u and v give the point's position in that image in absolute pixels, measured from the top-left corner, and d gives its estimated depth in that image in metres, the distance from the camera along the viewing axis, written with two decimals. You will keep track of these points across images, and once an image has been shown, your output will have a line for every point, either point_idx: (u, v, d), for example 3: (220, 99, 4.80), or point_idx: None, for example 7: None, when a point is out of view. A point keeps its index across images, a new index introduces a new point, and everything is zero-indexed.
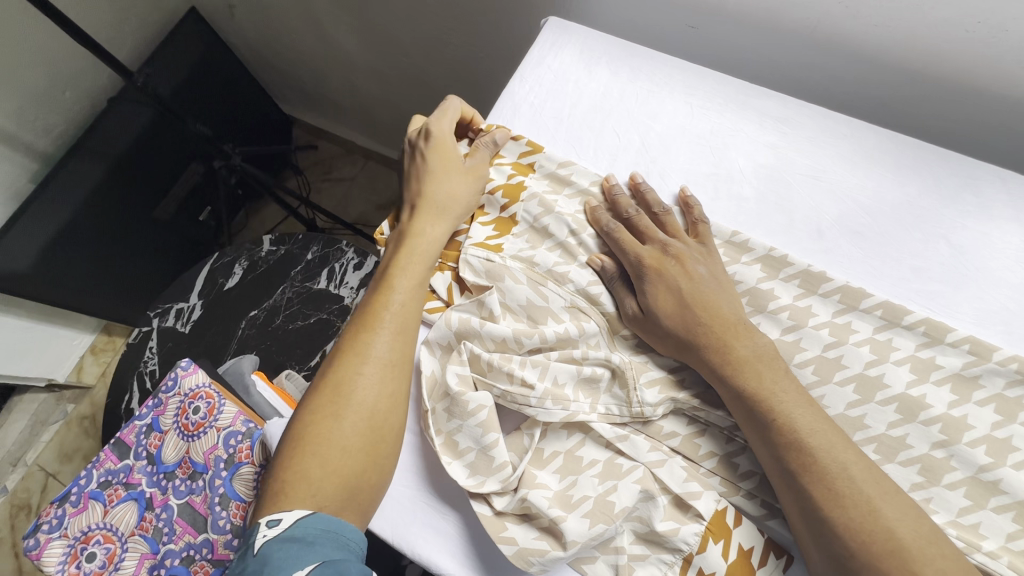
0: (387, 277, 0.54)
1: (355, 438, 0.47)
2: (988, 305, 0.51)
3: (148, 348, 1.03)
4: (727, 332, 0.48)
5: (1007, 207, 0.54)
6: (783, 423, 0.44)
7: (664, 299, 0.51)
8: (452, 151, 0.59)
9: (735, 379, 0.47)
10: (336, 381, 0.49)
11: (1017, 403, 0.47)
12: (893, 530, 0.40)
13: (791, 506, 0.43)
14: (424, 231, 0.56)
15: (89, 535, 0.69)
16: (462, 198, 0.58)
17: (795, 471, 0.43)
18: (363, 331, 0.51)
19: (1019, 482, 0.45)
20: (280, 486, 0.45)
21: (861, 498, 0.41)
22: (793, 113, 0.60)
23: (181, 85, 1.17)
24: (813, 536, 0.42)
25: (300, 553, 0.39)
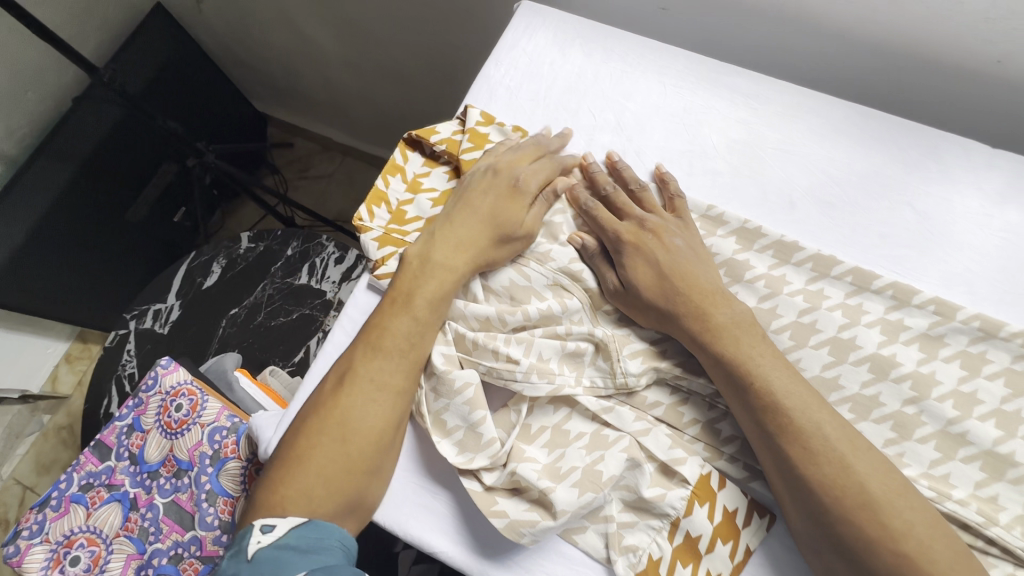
0: (409, 302, 0.51)
1: (360, 461, 0.47)
2: (952, 268, 0.53)
3: (125, 351, 1.01)
4: (705, 301, 0.49)
5: (967, 172, 0.56)
6: (762, 387, 0.45)
7: (641, 272, 0.52)
8: (522, 197, 0.56)
9: (714, 346, 0.48)
10: (346, 402, 0.48)
11: (981, 358, 0.49)
12: (864, 485, 0.41)
13: (770, 467, 0.45)
14: (458, 271, 0.53)
15: (71, 539, 0.67)
16: (502, 251, 0.54)
17: (773, 434, 0.44)
18: (371, 355, 0.50)
19: (984, 432, 0.47)
20: (279, 499, 0.46)
21: (834, 455, 0.43)
22: (762, 90, 0.61)
23: (150, 83, 1.15)
24: (791, 494, 0.44)
25: (295, 560, 0.40)
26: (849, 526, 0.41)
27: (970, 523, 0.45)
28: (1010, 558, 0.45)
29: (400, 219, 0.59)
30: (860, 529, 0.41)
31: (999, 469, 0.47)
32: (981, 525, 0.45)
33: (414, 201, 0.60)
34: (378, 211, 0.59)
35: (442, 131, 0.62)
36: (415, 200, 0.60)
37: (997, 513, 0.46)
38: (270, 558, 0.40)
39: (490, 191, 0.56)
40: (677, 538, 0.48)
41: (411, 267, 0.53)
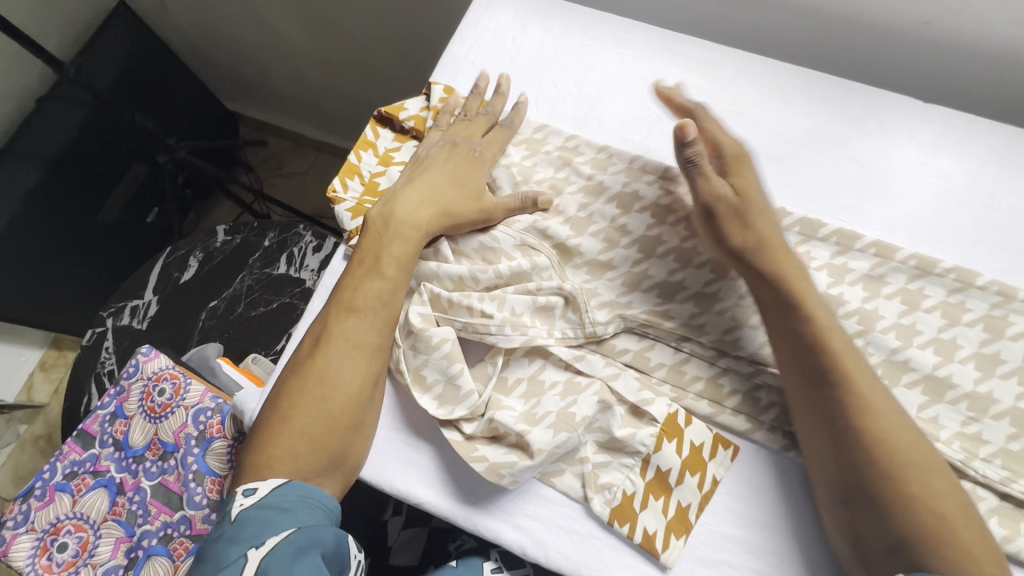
0: (376, 263, 0.54)
1: (340, 416, 0.49)
2: (891, 213, 0.57)
3: (104, 348, 1.01)
4: (784, 247, 0.51)
5: (903, 126, 0.60)
6: (826, 340, 0.46)
7: (755, 203, 0.52)
8: (482, 166, 0.59)
9: (786, 290, 0.48)
10: (322, 363, 0.51)
11: (920, 293, 0.53)
12: (915, 447, 0.43)
13: (818, 420, 0.46)
14: (421, 233, 0.55)
15: (58, 526, 0.68)
16: (464, 212, 0.56)
17: (828, 383, 0.45)
18: (345, 317, 0.53)
19: (924, 359, 0.51)
20: (265, 458, 0.48)
21: (887, 417, 0.44)
22: (714, 57, 0.65)
23: (116, 81, 1.14)
24: (834, 448, 0.45)
25: (277, 518, 0.43)
26: (894, 481, 0.42)
27: None
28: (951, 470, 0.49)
29: (374, 191, 0.61)
30: (903, 491, 0.42)
31: (939, 391, 0.51)
32: None
33: (386, 173, 0.62)
34: (351, 183, 0.61)
35: (411, 108, 0.64)
36: (387, 171, 0.61)
37: (938, 431, 0.50)
38: (253, 519, 0.43)
39: (451, 159, 0.59)
40: (649, 474, 0.51)
41: (374, 230, 0.56)
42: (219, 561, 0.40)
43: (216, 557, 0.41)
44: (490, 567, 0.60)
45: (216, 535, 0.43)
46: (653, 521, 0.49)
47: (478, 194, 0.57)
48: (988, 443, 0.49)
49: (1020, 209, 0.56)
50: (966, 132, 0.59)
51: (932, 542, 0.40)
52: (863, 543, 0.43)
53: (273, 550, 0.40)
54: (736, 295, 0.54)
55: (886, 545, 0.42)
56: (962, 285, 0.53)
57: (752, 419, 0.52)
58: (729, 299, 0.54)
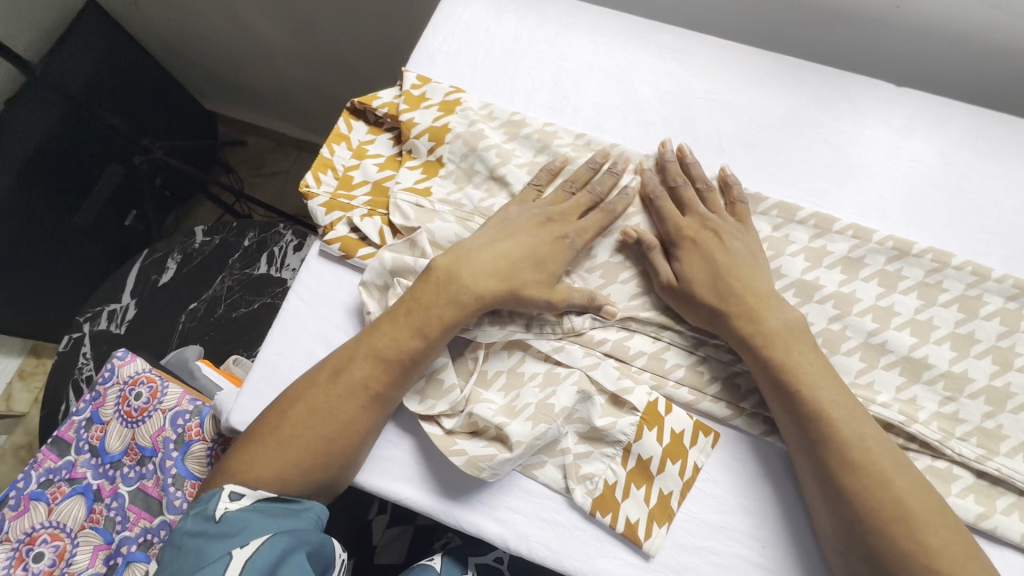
0: (422, 322, 0.50)
1: (336, 453, 0.48)
2: (866, 197, 0.58)
3: (81, 354, 0.99)
4: (757, 303, 0.50)
5: (876, 111, 0.60)
6: (814, 402, 0.46)
7: (698, 268, 0.52)
8: (567, 253, 0.53)
9: (762, 350, 0.49)
10: (338, 405, 0.49)
11: (896, 275, 0.54)
12: (904, 503, 0.43)
13: (806, 471, 0.47)
14: (478, 304, 0.50)
15: (33, 536, 0.66)
16: (527, 291, 0.51)
17: (818, 441, 0.46)
18: (376, 365, 0.50)
19: (901, 340, 0.52)
20: (251, 473, 0.47)
21: (878, 472, 0.44)
22: (688, 44, 0.65)
23: (88, 81, 1.12)
24: (822, 497, 0.46)
25: (261, 524, 0.45)
26: (880, 533, 0.43)
27: (893, 422, 0.50)
28: (929, 451, 0.50)
29: (348, 185, 0.60)
30: (895, 541, 0.42)
31: (916, 372, 0.51)
32: (903, 423, 0.49)
33: (359, 166, 0.61)
34: (324, 177, 0.60)
35: (385, 96, 0.62)
36: (361, 165, 0.61)
37: (916, 412, 0.50)
38: (236, 522, 0.44)
39: (537, 234, 0.53)
40: (630, 463, 0.50)
41: (428, 282, 0.51)
42: (201, 558, 0.42)
43: (197, 556, 0.43)
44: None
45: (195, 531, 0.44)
46: (636, 510, 0.49)
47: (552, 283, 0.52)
48: (965, 422, 0.50)
49: (991, 190, 0.57)
50: (940, 114, 0.60)
51: None
52: None
53: (255, 557, 0.42)
54: None
55: None
56: (938, 266, 0.53)
57: (733, 405, 0.52)
58: None
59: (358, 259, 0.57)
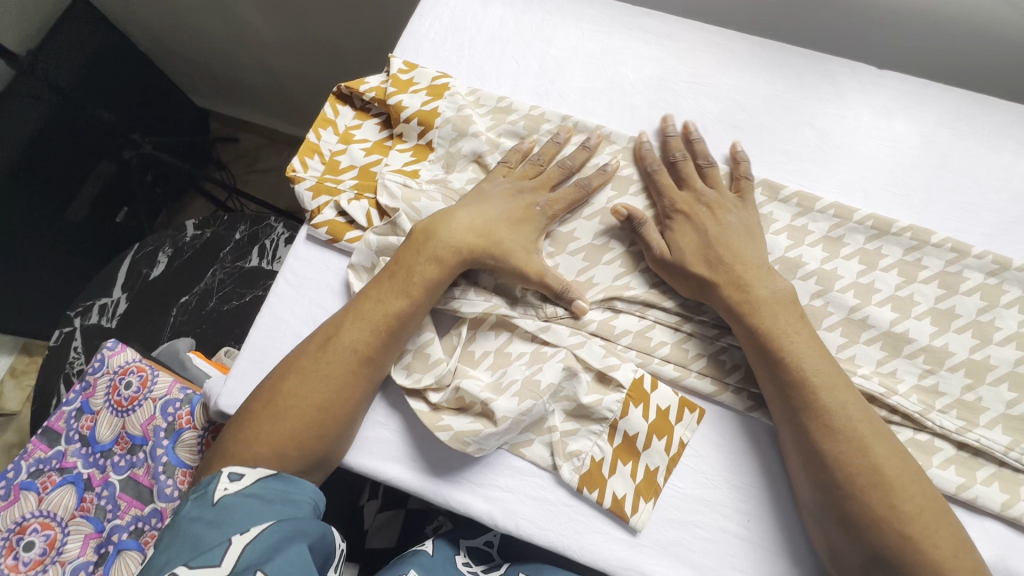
0: (408, 281, 0.51)
1: (334, 421, 0.49)
2: (849, 176, 0.58)
3: (72, 348, 0.99)
4: (745, 273, 0.51)
5: (858, 93, 0.61)
6: (798, 366, 0.47)
7: (690, 241, 0.53)
8: (539, 221, 0.55)
9: (749, 319, 0.49)
10: (329, 370, 0.49)
11: (876, 253, 0.54)
12: (881, 468, 0.43)
13: (787, 437, 0.48)
14: (459, 260, 0.52)
15: (24, 525, 0.66)
16: (509, 247, 0.53)
17: (800, 406, 0.46)
18: (364, 327, 0.50)
19: (882, 316, 0.53)
20: (248, 452, 0.47)
21: (855, 436, 0.44)
22: (673, 29, 0.65)
23: (78, 76, 1.11)
24: (801, 463, 0.46)
25: (261, 508, 0.43)
26: (855, 498, 0.43)
27: (874, 394, 0.50)
28: (910, 423, 0.50)
29: (334, 169, 0.60)
30: (868, 507, 0.43)
31: (896, 347, 0.52)
32: (884, 394, 0.50)
33: (347, 151, 0.61)
34: (312, 162, 0.60)
35: (371, 81, 0.62)
36: (347, 149, 0.61)
37: (896, 384, 0.51)
38: (237, 506, 0.43)
39: (513, 200, 0.55)
40: (616, 439, 0.51)
41: (411, 246, 0.53)
42: (198, 543, 0.40)
43: (192, 542, 0.41)
44: (460, 561, 0.59)
45: (192, 515, 0.42)
46: (622, 486, 0.50)
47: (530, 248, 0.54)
48: (945, 395, 0.51)
49: (971, 169, 0.58)
50: (920, 95, 0.61)
51: (903, 559, 0.41)
52: (839, 553, 0.45)
53: (257, 538, 0.41)
54: None
55: (861, 557, 0.43)
56: (918, 243, 0.54)
57: (719, 382, 0.52)
58: None
59: (346, 243, 0.58)
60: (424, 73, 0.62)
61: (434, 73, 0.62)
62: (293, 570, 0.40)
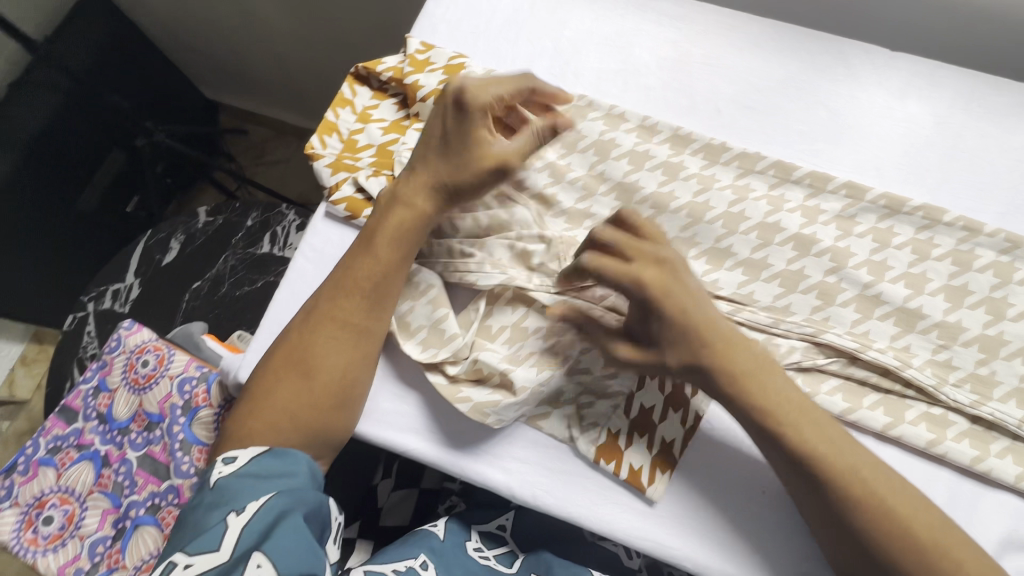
0: (371, 245, 0.53)
1: (323, 392, 0.50)
2: (862, 156, 0.59)
3: (86, 333, 1.00)
4: (726, 349, 0.47)
5: (871, 74, 0.62)
6: (802, 442, 0.45)
7: (674, 327, 0.47)
8: (474, 121, 0.52)
9: (743, 400, 0.46)
10: (313, 340, 0.51)
11: (890, 231, 0.55)
12: (908, 526, 0.42)
13: (804, 504, 0.46)
14: (420, 212, 0.53)
15: (43, 500, 0.67)
16: (457, 173, 0.52)
17: (818, 483, 0.44)
18: (341, 295, 0.52)
19: (896, 292, 0.53)
20: (247, 433, 0.49)
21: (875, 499, 0.43)
22: (686, 11, 0.66)
23: (92, 64, 1.12)
24: (823, 524, 0.45)
25: (255, 485, 0.46)
26: (887, 554, 0.42)
27: (889, 367, 0.51)
28: (924, 398, 0.51)
29: (352, 148, 0.61)
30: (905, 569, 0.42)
31: (910, 323, 0.52)
32: (898, 368, 0.51)
33: (364, 130, 0.62)
34: (330, 140, 0.61)
35: (389, 61, 0.63)
36: (365, 129, 0.62)
37: (910, 359, 0.51)
38: (231, 486, 0.46)
39: (446, 117, 0.53)
40: (633, 413, 0.52)
41: (380, 210, 0.54)
42: (199, 526, 0.44)
43: (196, 525, 0.45)
44: (471, 547, 0.56)
45: (197, 500, 0.46)
46: (639, 457, 0.51)
47: (477, 144, 0.52)
48: (958, 369, 0.51)
49: (983, 149, 0.58)
50: (933, 76, 0.61)
51: None
52: None
53: (250, 520, 0.43)
54: (711, 239, 0.55)
55: None
56: (931, 222, 0.54)
57: None
58: (706, 243, 0.55)
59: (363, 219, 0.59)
60: (441, 53, 0.63)
61: (451, 52, 0.63)
62: (288, 545, 0.42)
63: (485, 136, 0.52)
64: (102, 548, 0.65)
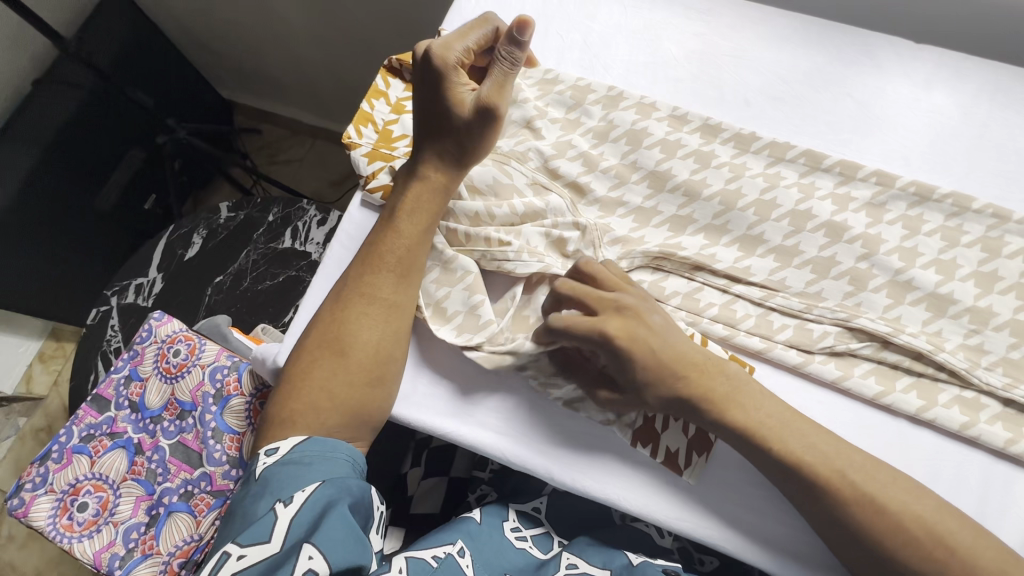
0: (395, 222, 0.54)
1: (360, 368, 0.51)
2: (890, 145, 0.60)
3: (109, 327, 1.01)
4: (699, 377, 0.48)
5: (897, 65, 0.63)
6: (789, 452, 0.46)
7: (647, 369, 0.48)
8: (454, 81, 0.52)
9: (724, 419, 0.47)
10: (343, 318, 0.53)
11: (919, 219, 0.56)
12: (903, 523, 0.43)
13: (810, 511, 0.46)
14: (438, 182, 0.54)
15: (78, 486, 0.68)
16: (460, 132, 0.53)
17: (808, 491, 0.45)
18: (369, 272, 0.54)
19: (927, 278, 0.54)
20: (288, 419, 0.50)
21: (869, 501, 0.43)
22: (713, 5, 0.67)
23: (115, 60, 1.14)
24: (829, 531, 0.45)
25: (301, 473, 0.46)
26: (890, 554, 0.43)
27: (922, 351, 0.51)
28: (956, 381, 0.52)
29: (388, 138, 0.62)
30: (907, 565, 0.42)
31: (941, 308, 0.53)
32: (931, 352, 0.51)
33: (398, 121, 0.63)
34: (366, 130, 0.62)
35: None
36: (400, 120, 0.63)
37: (942, 343, 0.52)
38: (276, 476, 0.46)
39: (422, 82, 0.53)
40: None
41: (398, 188, 0.56)
42: (248, 517, 0.44)
43: (246, 514, 0.45)
44: (509, 527, 0.57)
45: (243, 492, 0.46)
46: (676, 439, 0.51)
47: (456, 101, 0.52)
48: (990, 353, 0.52)
49: (1009, 139, 0.59)
50: (958, 68, 0.62)
51: None
52: None
53: (298, 510, 0.43)
54: (743, 226, 0.56)
55: None
56: (959, 209, 0.55)
57: (767, 339, 0.54)
58: (737, 230, 0.56)
59: None
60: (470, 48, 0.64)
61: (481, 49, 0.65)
62: (338, 535, 0.43)
63: (462, 91, 0.52)
64: (136, 535, 0.66)
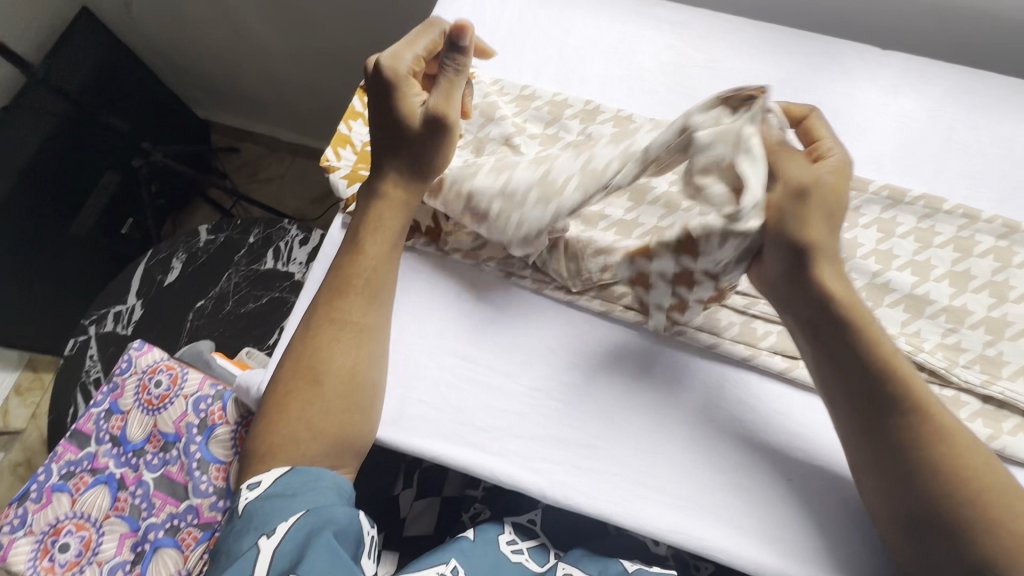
0: (359, 243, 0.55)
1: (336, 395, 0.50)
2: (861, 150, 0.61)
3: (88, 357, 0.98)
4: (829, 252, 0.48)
5: (864, 71, 0.64)
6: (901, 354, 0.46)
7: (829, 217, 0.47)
8: (407, 90, 0.53)
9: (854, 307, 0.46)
10: (314, 347, 0.52)
11: (893, 222, 0.57)
12: (987, 460, 0.42)
13: (890, 444, 0.44)
14: (401, 199, 0.55)
15: (59, 527, 0.66)
16: (416, 143, 0.53)
17: (905, 404, 0.44)
18: (338, 297, 0.53)
19: (903, 279, 0.55)
20: (269, 454, 0.49)
21: (955, 426, 0.44)
22: (685, 17, 0.68)
23: (86, 85, 1.12)
24: (900, 471, 0.43)
25: (283, 505, 0.45)
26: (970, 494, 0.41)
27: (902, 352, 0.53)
28: (937, 380, 0.52)
29: (366, 159, 0.62)
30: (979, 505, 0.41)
31: (919, 308, 0.54)
32: (911, 352, 0.52)
33: None
34: (344, 152, 0.62)
35: None
36: None
37: (922, 343, 0.53)
38: (260, 510, 0.45)
39: (376, 93, 0.54)
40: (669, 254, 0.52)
41: (360, 209, 0.56)
42: (232, 553, 0.44)
43: (230, 551, 0.44)
44: (505, 540, 0.56)
45: (229, 527, 0.46)
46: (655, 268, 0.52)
47: (409, 112, 0.53)
48: (967, 350, 0.53)
49: (975, 140, 0.61)
50: (923, 72, 0.64)
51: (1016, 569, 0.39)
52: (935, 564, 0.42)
53: (281, 543, 0.43)
54: None
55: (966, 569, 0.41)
56: (931, 211, 0.57)
57: (752, 346, 0.55)
58: None
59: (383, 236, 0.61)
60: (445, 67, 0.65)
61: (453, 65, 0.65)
62: (322, 565, 0.42)
63: (413, 101, 0.53)
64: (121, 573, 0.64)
